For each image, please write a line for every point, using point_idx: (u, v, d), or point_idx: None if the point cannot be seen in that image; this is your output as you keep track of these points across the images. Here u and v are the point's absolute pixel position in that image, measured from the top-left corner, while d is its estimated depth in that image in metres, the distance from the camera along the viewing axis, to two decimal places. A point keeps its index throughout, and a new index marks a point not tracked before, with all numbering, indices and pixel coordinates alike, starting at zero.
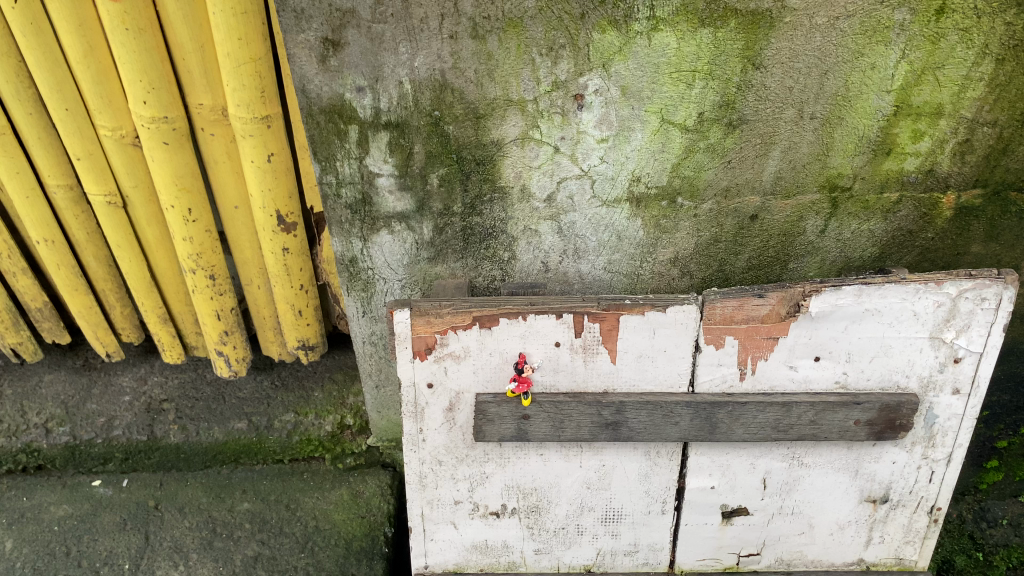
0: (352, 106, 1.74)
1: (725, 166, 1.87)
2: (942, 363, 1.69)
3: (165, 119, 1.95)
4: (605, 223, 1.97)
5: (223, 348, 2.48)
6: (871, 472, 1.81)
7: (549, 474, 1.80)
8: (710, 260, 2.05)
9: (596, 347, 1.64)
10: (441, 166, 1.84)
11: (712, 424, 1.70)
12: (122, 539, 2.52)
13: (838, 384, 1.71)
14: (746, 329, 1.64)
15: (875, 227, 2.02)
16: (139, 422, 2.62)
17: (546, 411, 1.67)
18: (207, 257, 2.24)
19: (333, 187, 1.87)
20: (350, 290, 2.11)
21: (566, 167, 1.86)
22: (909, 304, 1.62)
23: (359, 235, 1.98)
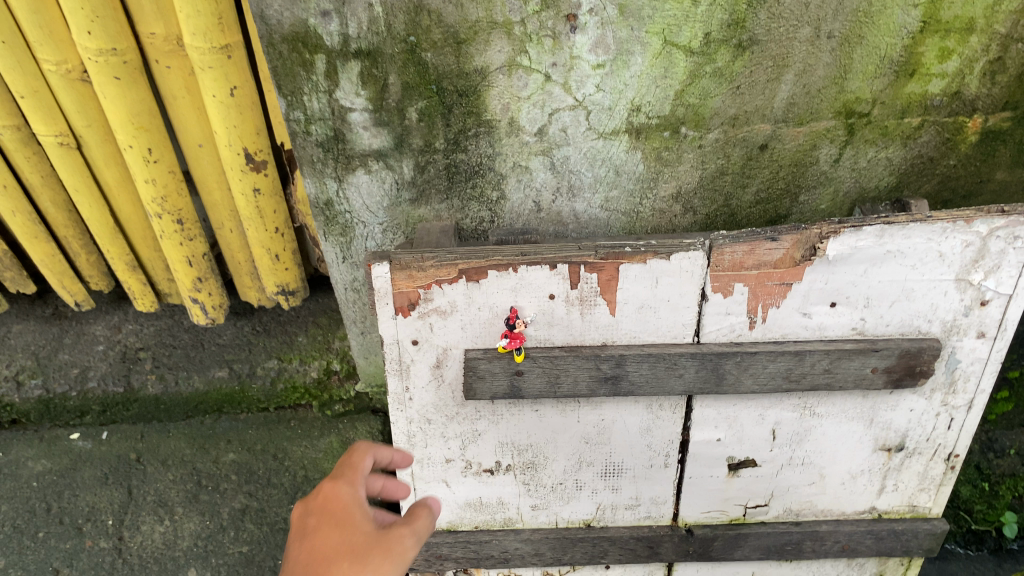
0: (317, 33, 1.55)
1: (733, 92, 1.70)
2: (968, 306, 1.56)
3: (114, 51, 1.76)
4: (602, 157, 1.81)
5: (198, 295, 2.34)
6: (887, 420, 1.71)
7: (545, 430, 1.69)
8: (715, 194, 1.91)
9: (594, 298, 1.51)
10: (420, 98, 1.67)
11: (719, 376, 1.59)
12: (104, 494, 2.44)
13: (855, 330, 1.58)
14: (756, 275, 1.50)
15: (894, 155, 1.86)
16: (115, 372, 2.49)
17: (541, 366, 1.54)
18: (172, 201, 2.08)
19: (301, 124, 1.71)
20: (327, 234, 1.96)
21: (559, 97, 1.69)
22: (935, 244, 1.48)
23: (333, 175, 1.82)
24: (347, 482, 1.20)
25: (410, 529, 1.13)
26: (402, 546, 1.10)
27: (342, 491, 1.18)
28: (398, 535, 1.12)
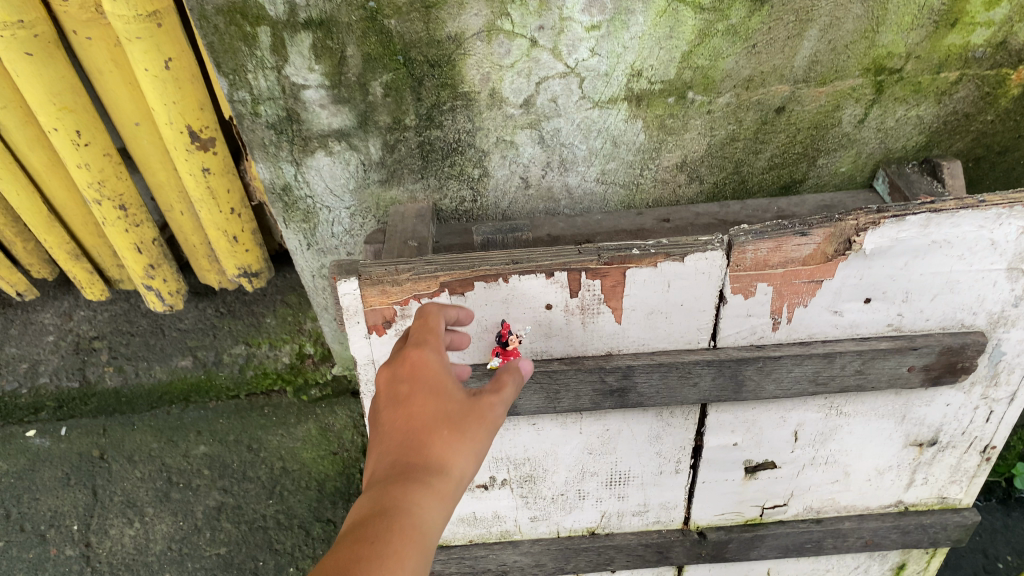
0: (258, 2, 1.30)
1: (748, 52, 1.47)
2: (1019, 296, 1.37)
3: (21, 24, 1.49)
4: (597, 127, 1.58)
5: (151, 282, 2.11)
6: (920, 416, 1.54)
7: (544, 443, 1.52)
8: (724, 161, 1.69)
9: (597, 306, 1.32)
10: (385, 71, 1.42)
11: (738, 382, 1.41)
12: (67, 496, 2.27)
13: (890, 327, 1.40)
14: (783, 274, 1.31)
15: (926, 112, 1.64)
16: (68, 365, 2.29)
17: (539, 382, 1.36)
18: (111, 186, 1.83)
19: (248, 105, 1.46)
20: (288, 221, 1.73)
21: (547, 64, 1.45)
22: (987, 232, 1.29)
23: (289, 159, 1.58)
24: (428, 341, 1.08)
25: (500, 393, 1.05)
26: (495, 411, 1.02)
27: (426, 350, 1.05)
28: (489, 399, 1.03)
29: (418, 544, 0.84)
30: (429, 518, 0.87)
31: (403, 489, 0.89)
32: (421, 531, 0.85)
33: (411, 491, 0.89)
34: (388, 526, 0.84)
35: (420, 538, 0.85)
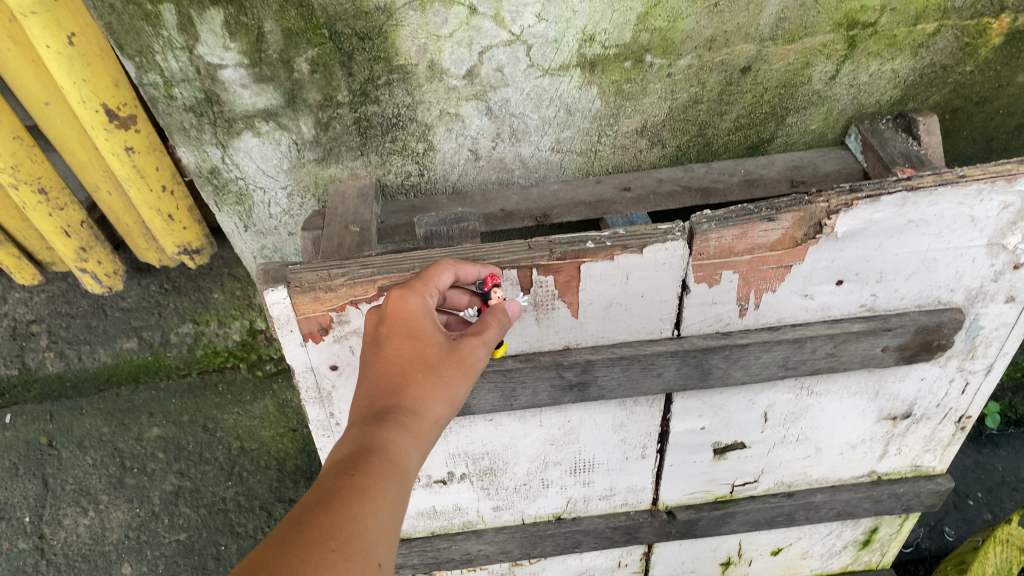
0: None
1: (709, 10, 1.35)
2: (998, 271, 1.29)
3: None
4: (549, 96, 1.46)
5: (85, 265, 1.98)
6: (894, 391, 1.48)
7: (503, 437, 1.44)
8: (687, 124, 1.57)
9: (551, 302, 1.22)
10: (310, 47, 1.28)
11: (704, 370, 1.33)
12: (16, 487, 2.18)
13: (863, 307, 1.32)
14: (749, 260, 1.21)
15: (901, 66, 1.53)
16: (6, 351, 2.17)
17: (493, 381, 1.28)
18: (26, 169, 1.69)
19: (161, 88, 1.32)
20: (220, 204, 1.59)
21: (490, 32, 1.32)
22: (966, 208, 1.20)
23: (215, 142, 1.44)
24: (415, 283, 1.02)
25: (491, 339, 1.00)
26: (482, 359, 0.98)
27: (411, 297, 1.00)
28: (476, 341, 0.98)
29: (395, 484, 0.85)
30: (405, 459, 0.88)
31: (374, 427, 0.89)
32: (395, 470, 0.86)
33: (384, 430, 0.89)
34: (364, 468, 0.84)
35: (396, 477, 0.86)
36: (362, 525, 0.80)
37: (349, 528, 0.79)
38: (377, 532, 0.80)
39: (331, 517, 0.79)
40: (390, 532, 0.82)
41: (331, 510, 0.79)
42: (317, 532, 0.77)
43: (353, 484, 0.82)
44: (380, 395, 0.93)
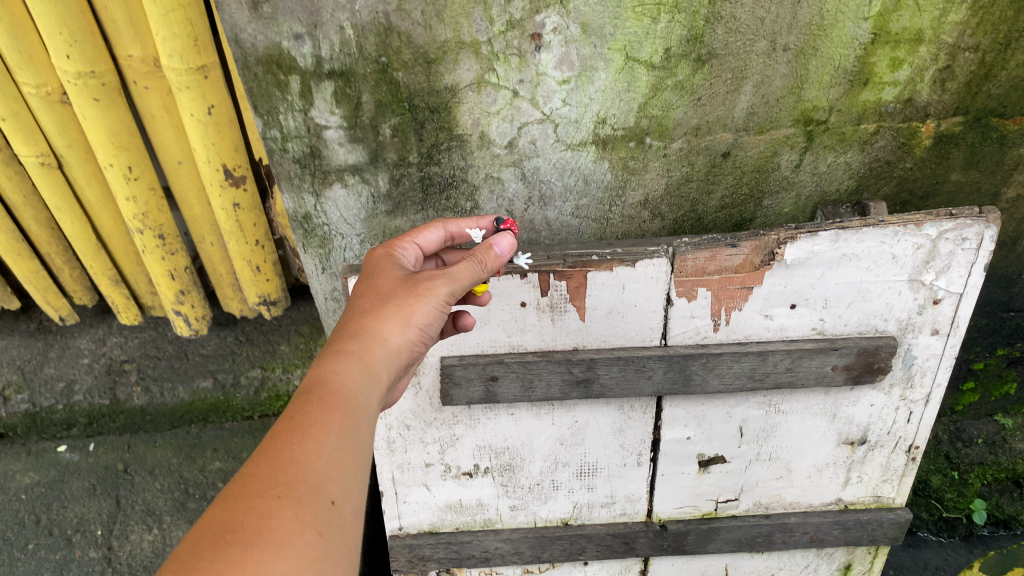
0: (291, 55, 1.59)
1: (694, 104, 1.76)
2: (922, 304, 1.63)
3: (92, 74, 1.79)
4: (570, 167, 1.87)
5: (181, 308, 2.38)
6: (849, 415, 1.77)
7: (521, 433, 1.76)
8: (681, 200, 1.97)
9: (563, 305, 1.58)
10: (392, 115, 1.71)
11: (687, 376, 1.65)
12: (92, 504, 2.49)
13: (814, 330, 1.65)
14: (718, 280, 1.57)
15: (852, 159, 1.92)
16: (100, 385, 2.52)
17: (515, 371, 1.62)
18: (153, 217, 2.12)
19: (278, 141, 1.75)
20: (306, 246, 2.00)
21: (527, 112, 1.74)
22: (888, 247, 1.55)
23: (311, 190, 1.86)
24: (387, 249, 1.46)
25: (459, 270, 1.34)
26: (442, 286, 1.31)
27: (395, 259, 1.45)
28: (437, 275, 1.32)
29: (340, 419, 1.07)
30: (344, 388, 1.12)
31: (329, 364, 1.16)
32: (342, 403, 1.10)
33: (335, 367, 1.15)
34: (310, 407, 1.06)
35: (340, 412, 1.08)
36: (303, 468, 0.99)
37: (293, 473, 0.98)
38: (320, 472, 1.00)
39: (275, 464, 0.98)
40: (335, 467, 1.01)
41: (276, 457, 0.99)
42: (264, 482, 0.96)
43: (299, 427, 1.03)
44: (342, 338, 1.23)
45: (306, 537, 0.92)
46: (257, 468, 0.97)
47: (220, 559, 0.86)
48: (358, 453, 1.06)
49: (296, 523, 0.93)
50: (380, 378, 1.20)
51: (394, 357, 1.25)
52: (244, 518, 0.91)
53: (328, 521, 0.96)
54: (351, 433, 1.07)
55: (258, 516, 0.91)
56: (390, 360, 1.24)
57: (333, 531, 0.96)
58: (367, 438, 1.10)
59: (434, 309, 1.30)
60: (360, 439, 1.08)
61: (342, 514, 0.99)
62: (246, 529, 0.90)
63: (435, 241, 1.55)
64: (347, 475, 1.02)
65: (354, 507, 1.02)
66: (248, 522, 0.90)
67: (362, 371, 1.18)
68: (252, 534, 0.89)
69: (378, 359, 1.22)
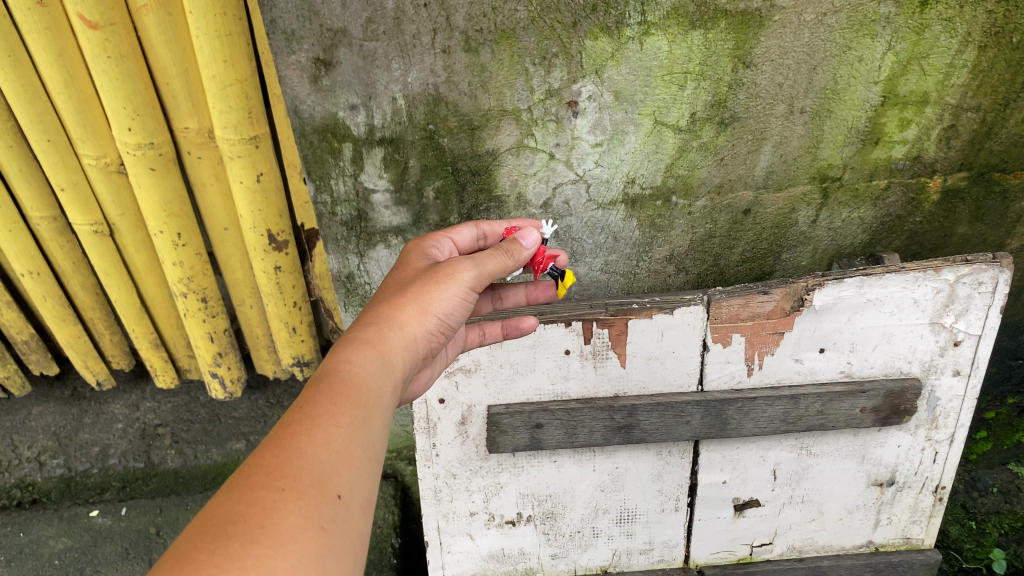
0: (346, 124, 1.71)
1: (718, 163, 1.88)
2: (943, 346, 1.72)
3: (151, 145, 1.90)
4: (601, 225, 1.97)
5: (217, 370, 2.45)
6: (878, 457, 1.84)
7: (563, 480, 1.82)
8: (705, 255, 2.07)
9: (605, 352, 1.68)
10: (437, 179, 1.82)
11: (723, 421, 1.72)
12: (125, 568, 2.43)
13: (843, 373, 1.73)
14: (752, 325, 1.66)
15: (865, 214, 2.03)
16: (135, 449, 2.57)
17: (559, 418, 1.69)
18: (197, 280, 2.20)
19: (328, 205, 1.86)
20: (347, 304, 2.10)
21: (562, 173, 1.85)
22: (909, 291, 1.65)
23: (355, 251, 1.96)
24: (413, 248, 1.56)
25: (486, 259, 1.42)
26: (465, 272, 1.38)
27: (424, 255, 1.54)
28: (456, 265, 1.39)
29: (351, 411, 1.11)
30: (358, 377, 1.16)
31: (344, 354, 1.20)
32: (353, 392, 1.13)
33: (350, 358, 1.19)
34: (322, 397, 1.09)
35: (352, 403, 1.11)
36: (309, 461, 1.00)
37: (300, 465, 0.99)
38: (327, 466, 1.01)
39: (281, 455, 1.00)
40: (342, 461, 1.03)
41: (283, 447, 1.01)
42: (269, 474, 0.97)
43: (307, 419, 1.06)
44: (358, 329, 1.28)
45: (309, 533, 0.93)
46: (264, 459, 0.99)
47: (218, 553, 0.87)
48: (366, 446, 1.08)
49: (300, 517, 0.94)
50: (393, 367, 1.25)
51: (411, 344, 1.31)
52: (246, 510, 0.92)
53: (332, 516, 0.98)
54: (362, 424, 1.10)
55: (260, 508, 0.93)
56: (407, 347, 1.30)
57: (337, 525, 0.98)
58: (378, 431, 1.13)
59: (454, 297, 1.38)
60: (369, 432, 1.10)
61: (346, 510, 1.00)
62: (247, 522, 0.90)
63: (468, 238, 1.65)
64: (354, 468, 1.04)
65: (361, 502, 1.03)
66: (252, 514, 0.92)
67: (376, 360, 1.23)
68: (254, 527, 0.90)
69: (393, 347, 1.27)
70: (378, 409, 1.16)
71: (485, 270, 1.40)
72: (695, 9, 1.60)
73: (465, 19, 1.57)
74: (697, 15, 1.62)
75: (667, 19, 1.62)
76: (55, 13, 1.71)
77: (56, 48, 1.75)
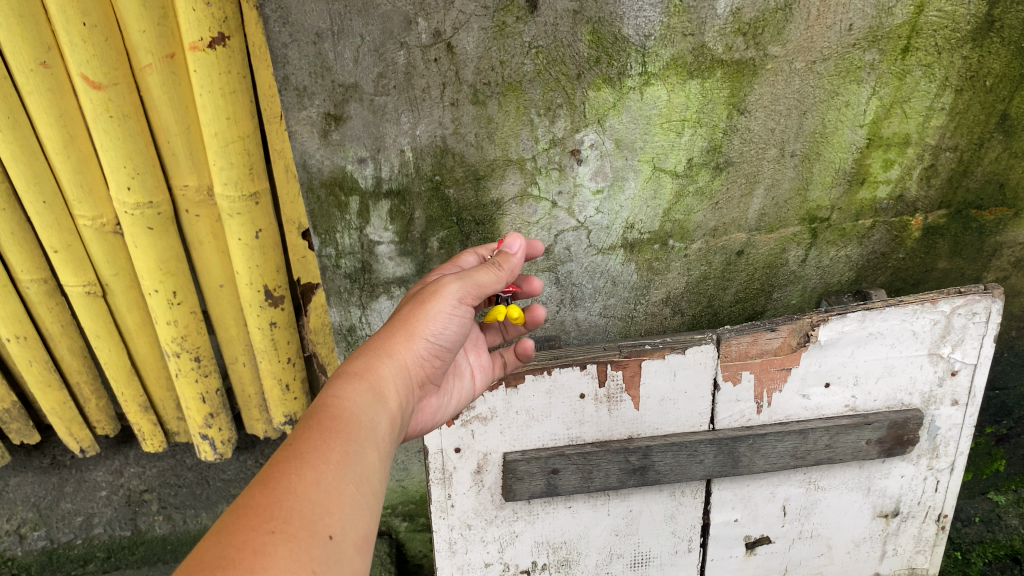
0: (354, 177, 1.73)
1: (713, 207, 1.92)
2: (941, 377, 1.77)
3: (150, 204, 1.89)
4: (600, 270, 1.99)
5: (208, 431, 2.40)
6: (883, 488, 1.88)
7: (578, 526, 1.81)
8: (699, 296, 2.09)
9: (619, 394, 1.71)
10: (442, 229, 1.83)
11: (735, 458, 1.75)
12: None
13: (848, 407, 1.78)
14: (760, 362, 1.71)
15: (852, 253, 2.07)
16: (121, 516, 2.49)
17: (575, 462, 1.70)
18: (191, 340, 2.16)
19: (333, 258, 1.86)
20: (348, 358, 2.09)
21: (563, 220, 1.88)
22: (908, 324, 1.71)
23: (358, 303, 1.96)
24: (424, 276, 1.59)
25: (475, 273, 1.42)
26: (449, 289, 1.39)
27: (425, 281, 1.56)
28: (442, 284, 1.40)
29: (341, 447, 1.12)
30: (346, 412, 1.18)
31: (334, 390, 1.23)
32: (342, 426, 1.15)
33: (339, 393, 1.22)
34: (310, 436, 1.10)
35: (341, 440, 1.12)
36: (299, 501, 1.00)
37: (289, 507, 0.99)
38: (317, 506, 1.02)
39: (271, 496, 1.00)
40: (333, 498, 1.04)
41: (272, 488, 1.01)
42: (258, 517, 0.96)
43: (296, 457, 1.07)
44: (353, 361, 1.31)
45: None
46: (253, 500, 0.99)
47: None
48: (357, 482, 1.09)
49: (291, 559, 0.93)
50: (384, 398, 1.28)
51: (402, 369, 1.34)
52: (236, 554, 0.91)
53: (324, 557, 0.97)
54: (352, 458, 1.11)
55: (250, 551, 0.92)
56: (398, 375, 1.34)
57: (331, 565, 0.98)
58: (371, 464, 1.14)
59: (443, 316, 1.39)
60: (361, 465, 1.12)
61: (340, 549, 1.00)
62: (238, 567, 0.90)
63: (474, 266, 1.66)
64: (345, 506, 1.05)
65: (355, 542, 1.03)
66: (242, 556, 0.91)
67: (366, 392, 1.25)
68: (244, 573, 0.89)
69: (383, 378, 1.31)
70: (370, 441, 1.17)
71: (471, 280, 1.41)
72: (693, 59, 1.67)
73: (474, 73, 1.61)
74: (694, 65, 1.68)
75: (666, 69, 1.68)
76: (58, 74, 1.73)
77: (57, 109, 1.76)
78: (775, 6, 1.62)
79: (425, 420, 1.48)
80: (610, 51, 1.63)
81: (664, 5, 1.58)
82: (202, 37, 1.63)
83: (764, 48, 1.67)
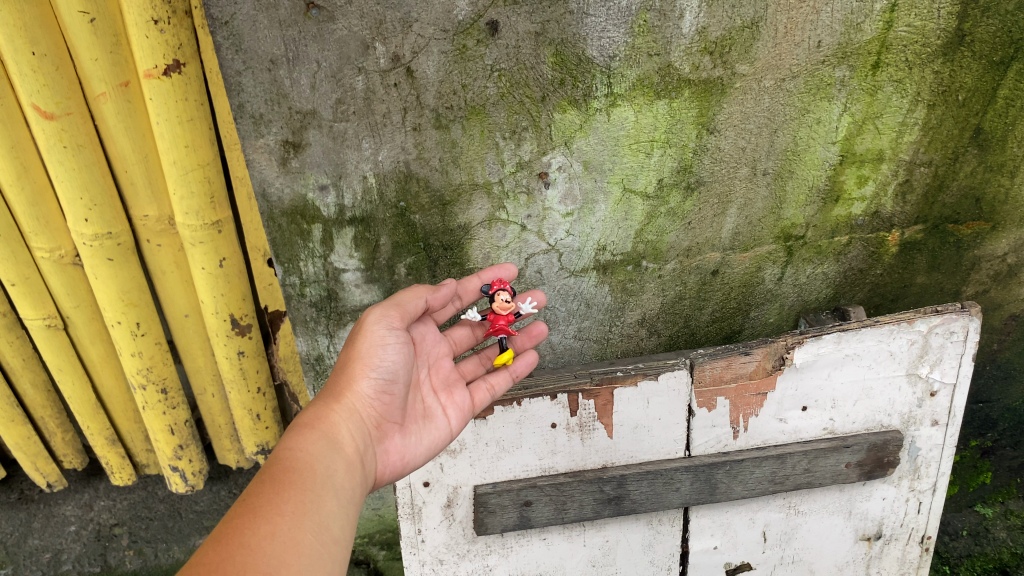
0: (316, 205, 1.68)
1: (685, 227, 1.89)
2: (920, 397, 1.74)
3: (109, 235, 1.84)
4: (574, 292, 1.95)
5: (178, 463, 2.33)
6: (864, 511, 1.84)
7: (553, 558, 1.77)
8: (675, 317, 2.04)
9: (592, 423, 1.68)
10: (408, 255, 1.79)
11: (712, 485, 1.70)
12: None
13: (826, 430, 1.74)
14: (735, 387, 1.68)
15: (829, 270, 2.03)
16: (91, 552, 2.44)
17: (548, 494, 1.66)
18: (157, 371, 2.10)
19: (297, 287, 1.82)
20: (316, 387, 2.04)
21: (533, 244, 1.84)
22: (885, 345, 1.68)
23: (325, 332, 1.91)
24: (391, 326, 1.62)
25: (393, 297, 1.48)
26: (374, 320, 1.43)
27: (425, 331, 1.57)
28: (372, 318, 1.43)
29: (296, 497, 1.14)
30: (300, 466, 1.21)
31: (287, 443, 1.26)
32: (297, 478, 1.18)
33: (292, 446, 1.25)
34: (263, 489, 1.13)
35: (294, 491, 1.15)
36: (252, 555, 1.01)
37: (242, 561, 1.00)
38: (273, 560, 1.03)
39: (225, 551, 1.01)
40: (288, 549, 1.05)
41: (226, 543, 1.02)
42: (214, 571, 0.97)
43: (250, 511, 1.08)
44: (305, 417, 1.34)
45: None
46: (207, 556, 0.99)
47: None
48: (315, 531, 1.11)
49: None
50: (338, 443, 1.30)
51: (350, 413, 1.37)
52: None
53: None
54: (309, 507, 1.14)
55: None
56: (349, 418, 1.36)
57: None
58: (329, 512, 1.16)
59: (378, 349, 1.42)
60: (319, 515, 1.14)
61: None
62: None
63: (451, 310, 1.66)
64: (302, 555, 1.06)
65: None
66: None
67: (318, 439, 1.28)
68: None
69: (332, 423, 1.32)
70: (328, 490, 1.20)
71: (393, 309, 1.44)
72: (659, 79, 1.64)
73: (436, 97, 1.57)
74: (661, 85, 1.65)
75: (632, 90, 1.64)
76: (9, 104, 1.69)
77: (9, 140, 1.72)
78: (741, 24, 1.59)
79: (397, 463, 1.45)
80: (574, 72, 1.60)
81: (628, 25, 1.55)
82: (156, 64, 1.58)
83: (731, 66, 1.64)
